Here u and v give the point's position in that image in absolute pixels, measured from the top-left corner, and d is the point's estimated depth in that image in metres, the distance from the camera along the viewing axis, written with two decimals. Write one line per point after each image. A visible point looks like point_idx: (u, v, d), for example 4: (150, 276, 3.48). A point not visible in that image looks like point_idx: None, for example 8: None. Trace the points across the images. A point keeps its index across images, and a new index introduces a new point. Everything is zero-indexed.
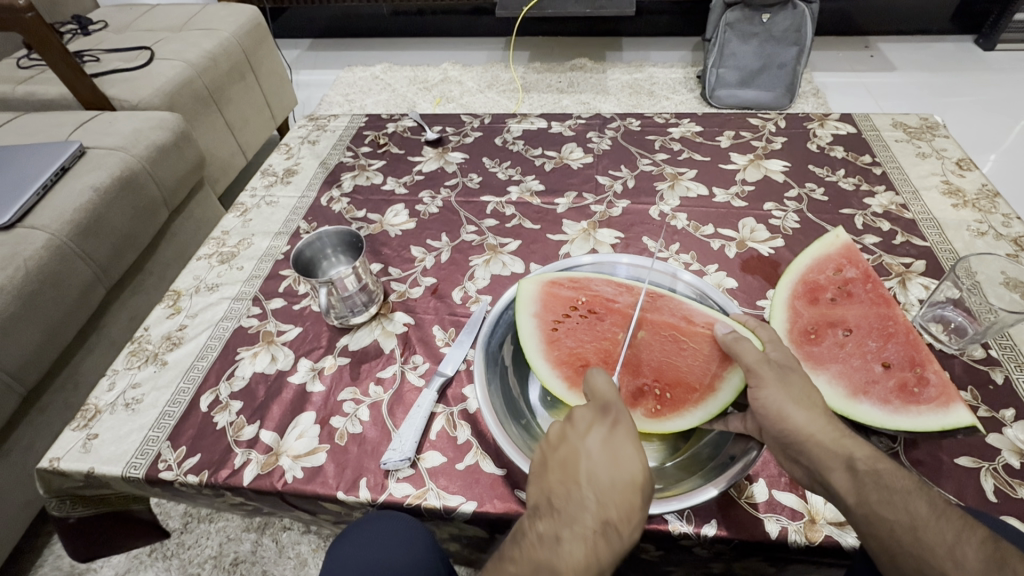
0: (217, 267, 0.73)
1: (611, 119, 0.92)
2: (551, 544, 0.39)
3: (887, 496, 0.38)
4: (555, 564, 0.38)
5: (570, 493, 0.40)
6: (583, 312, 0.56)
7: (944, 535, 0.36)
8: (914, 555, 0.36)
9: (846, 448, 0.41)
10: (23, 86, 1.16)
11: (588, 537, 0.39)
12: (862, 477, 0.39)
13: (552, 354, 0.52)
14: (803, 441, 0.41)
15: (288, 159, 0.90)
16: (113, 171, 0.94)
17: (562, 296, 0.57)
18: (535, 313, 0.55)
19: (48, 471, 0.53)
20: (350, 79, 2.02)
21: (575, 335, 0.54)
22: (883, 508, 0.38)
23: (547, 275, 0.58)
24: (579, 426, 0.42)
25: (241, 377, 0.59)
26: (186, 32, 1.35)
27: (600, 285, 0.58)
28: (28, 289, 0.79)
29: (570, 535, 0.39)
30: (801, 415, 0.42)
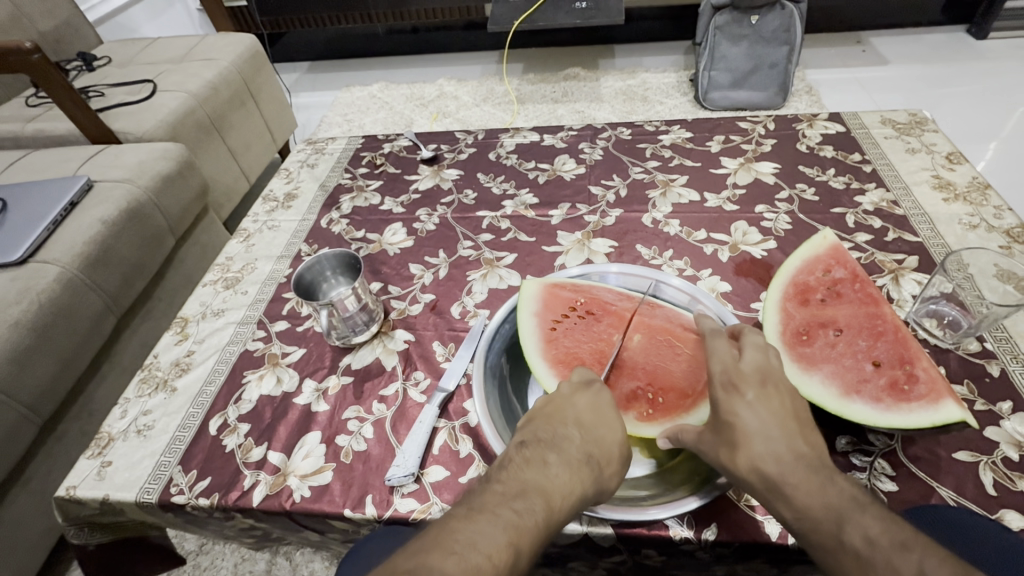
0: (222, 292, 0.74)
1: (603, 129, 0.93)
2: (539, 467, 0.41)
3: (841, 530, 0.37)
4: (543, 483, 0.40)
5: (556, 433, 0.44)
6: (581, 313, 0.57)
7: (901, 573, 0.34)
8: None
9: (794, 482, 0.39)
10: (32, 124, 1.20)
11: (573, 466, 0.41)
12: (813, 504, 0.38)
13: (549, 353, 0.53)
14: (756, 478, 0.40)
15: (289, 184, 0.92)
16: (119, 203, 0.97)
17: (563, 296, 0.58)
18: (535, 313, 0.57)
19: (65, 499, 0.55)
20: (349, 100, 2.05)
21: (572, 336, 0.55)
22: (836, 545, 0.37)
23: (549, 279, 0.60)
24: (565, 389, 0.47)
25: (248, 400, 0.61)
26: (186, 63, 1.39)
27: (600, 290, 0.59)
28: (41, 322, 0.81)
29: (557, 460, 0.42)
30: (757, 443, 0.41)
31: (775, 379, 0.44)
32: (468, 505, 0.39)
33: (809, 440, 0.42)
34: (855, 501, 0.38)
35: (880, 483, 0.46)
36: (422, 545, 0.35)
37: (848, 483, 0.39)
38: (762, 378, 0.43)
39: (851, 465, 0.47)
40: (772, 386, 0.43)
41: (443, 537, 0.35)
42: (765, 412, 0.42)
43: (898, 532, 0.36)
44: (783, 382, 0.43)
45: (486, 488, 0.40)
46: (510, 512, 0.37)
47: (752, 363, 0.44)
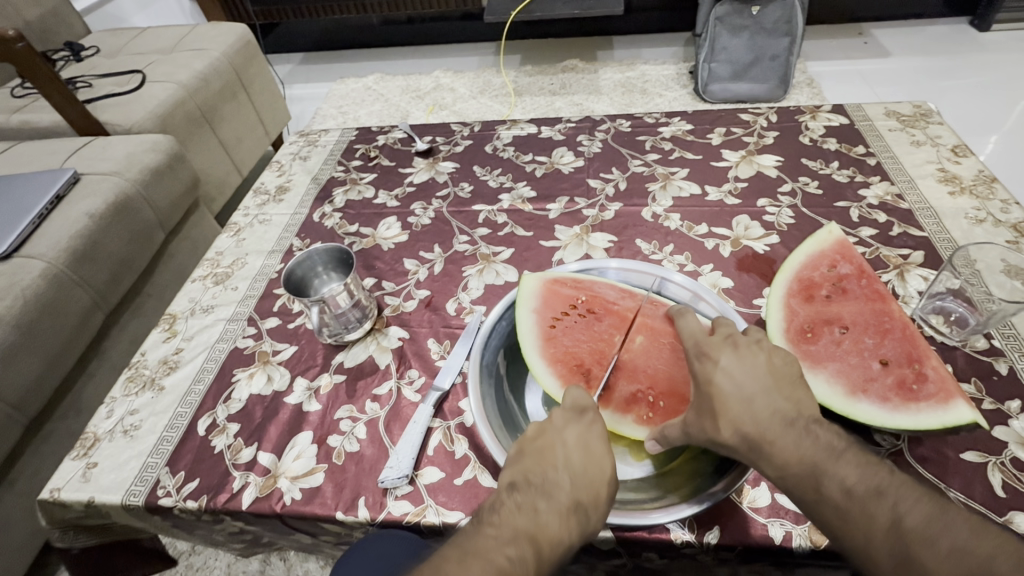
0: (211, 288, 0.73)
1: (602, 121, 0.91)
2: (529, 514, 0.39)
3: (819, 483, 0.37)
4: (531, 532, 0.38)
5: (547, 475, 0.41)
6: (582, 311, 0.56)
7: (877, 517, 0.35)
8: (855, 531, 0.36)
9: (773, 440, 0.39)
10: (17, 115, 1.17)
11: (563, 513, 0.39)
12: (793, 462, 0.38)
13: (548, 352, 0.52)
14: (738, 440, 0.40)
15: (280, 177, 0.90)
16: (107, 197, 0.95)
17: (563, 293, 0.57)
18: (535, 309, 0.55)
19: (49, 502, 0.53)
20: (344, 91, 2.02)
21: (571, 335, 0.54)
22: (815, 497, 0.38)
23: (551, 272, 0.59)
24: (557, 421, 0.43)
25: (238, 399, 0.59)
26: (177, 53, 1.36)
27: (603, 286, 0.58)
28: (27, 318, 0.79)
29: (547, 507, 0.39)
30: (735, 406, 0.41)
31: (747, 341, 0.44)
32: (457, 550, 0.37)
33: (791, 395, 0.41)
34: (832, 451, 0.38)
35: None
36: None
37: (828, 431, 0.40)
38: (733, 341, 0.44)
39: None
40: (744, 349, 0.43)
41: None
42: (742, 376, 0.42)
43: (872, 477, 0.37)
44: (755, 347, 0.44)
45: (478, 530, 0.39)
46: (500, 562, 0.36)
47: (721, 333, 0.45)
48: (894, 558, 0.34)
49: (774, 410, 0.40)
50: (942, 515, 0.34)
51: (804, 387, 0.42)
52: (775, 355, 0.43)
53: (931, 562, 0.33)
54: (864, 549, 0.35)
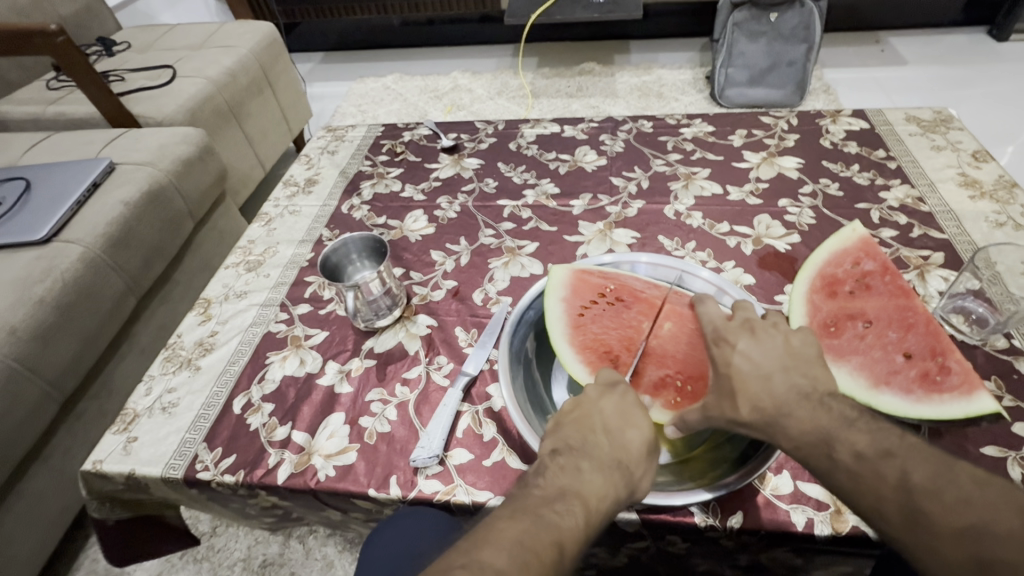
0: (244, 275, 0.75)
1: (624, 121, 0.93)
2: (573, 473, 0.40)
3: (832, 448, 0.38)
4: (578, 487, 0.39)
5: (587, 438, 0.43)
6: (610, 299, 0.58)
7: (886, 477, 0.36)
8: (867, 492, 0.36)
9: (790, 413, 0.40)
10: (53, 106, 1.21)
11: (606, 471, 0.41)
12: (806, 432, 0.39)
13: (577, 339, 0.53)
14: (756, 417, 0.42)
15: (309, 170, 0.93)
16: (141, 186, 0.98)
17: (592, 282, 0.59)
18: (564, 298, 0.57)
19: (91, 473, 0.55)
20: (363, 90, 2.06)
21: (600, 322, 0.56)
22: (828, 464, 0.38)
23: (579, 263, 0.61)
24: (591, 393, 0.46)
25: (272, 380, 0.61)
26: (206, 50, 1.40)
27: (630, 277, 0.59)
28: (64, 300, 0.82)
29: (590, 467, 0.41)
30: (752, 384, 0.42)
31: (763, 326, 0.46)
32: (507, 508, 0.39)
33: (809, 374, 0.43)
34: (845, 419, 0.39)
35: None
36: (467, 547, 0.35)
37: (844, 405, 0.41)
38: (750, 326, 0.46)
39: None
40: (761, 333, 0.45)
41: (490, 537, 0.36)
42: (757, 355, 0.44)
43: (881, 440, 0.38)
44: (768, 329, 0.46)
45: (524, 492, 0.40)
46: (551, 516, 0.37)
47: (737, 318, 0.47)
48: (903, 515, 0.35)
49: (793, 387, 0.42)
50: (949, 471, 0.35)
51: (822, 367, 0.43)
52: (793, 337, 0.45)
53: (938, 515, 0.34)
54: (874, 509, 0.36)
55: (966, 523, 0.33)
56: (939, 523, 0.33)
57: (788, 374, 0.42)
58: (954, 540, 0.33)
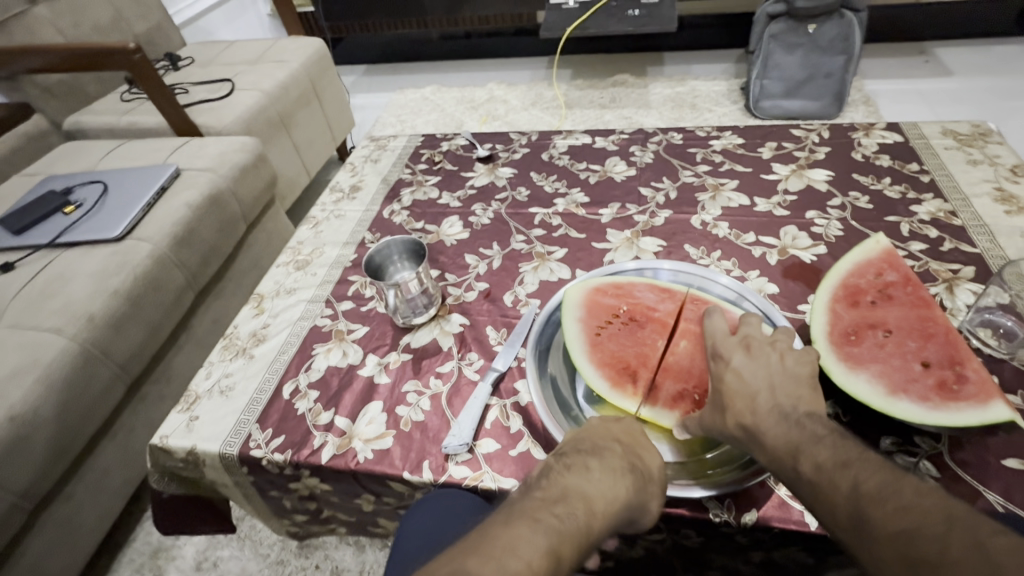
0: (293, 273, 0.81)
1: (654, 133, 0.96)
2: (581, 473, 0.42)
3: (796, 461, 0.40)
4: (585, 487, 0.41)
5: (597, 445, 0.45)
6: (624, 320, 0.59)
7: (838, 485, 0.37)
8: (825, 502, 0.37)
9: (765, 429, 0.42)
10: (126, 116, 1.33)
11: (614, 474, 0.42)
12: (777, 444, 0.41)
13: (595, 357, 0.55)
14: (738, 431, 0.44)
15: (353, 177, 0.99)
16: (202, 190, 1.06)
17: (605, 303, 0.61)
18: (579, 319, 0.59)
19: (159, 447, 0.62)
20: (403, 101, 2.14)
21: (616, 340, 0.58)
22: (794, 475, 0.40)
23: (592, 281, 0.63)
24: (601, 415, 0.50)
25: (317, 369, 0.67)
26: (261, 64, 1.50)
27: (641, 293, 0.61)
28: (134, 292, 0.90)
29: (598, 468, 0.42)
30: (739, 401, 0.44)
31: (760, 343, 0.47)
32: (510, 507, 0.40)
33: (791, 393, 0.44)
34: (813, 435, 0.40)
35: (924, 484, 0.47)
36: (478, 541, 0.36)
37: (818, 424, 0.41)
38: (746, 343, 0.48)
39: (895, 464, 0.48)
40: (757, 350, 0.47)
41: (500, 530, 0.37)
42: (749, 373, 0.45)
43: (843, 452, 0.39)
44: (765, 349, 0.47)
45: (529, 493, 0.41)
46: (552, 517, 0.38)
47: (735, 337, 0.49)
48: (850, 520, 0.36)
49: (773, 404, 0.43)
50: (896, 481, 0.36)
51: (808, 387, 0.45)
52: (787, 355, 0.47)
53: (878, 520, 0.34)
54: (830, 514, 0.37)
55: (900, 527, 0.33)
56: (878, 528, 0.34)
57: (772, 391, 0.44)
58: (887, 543, 0.33)
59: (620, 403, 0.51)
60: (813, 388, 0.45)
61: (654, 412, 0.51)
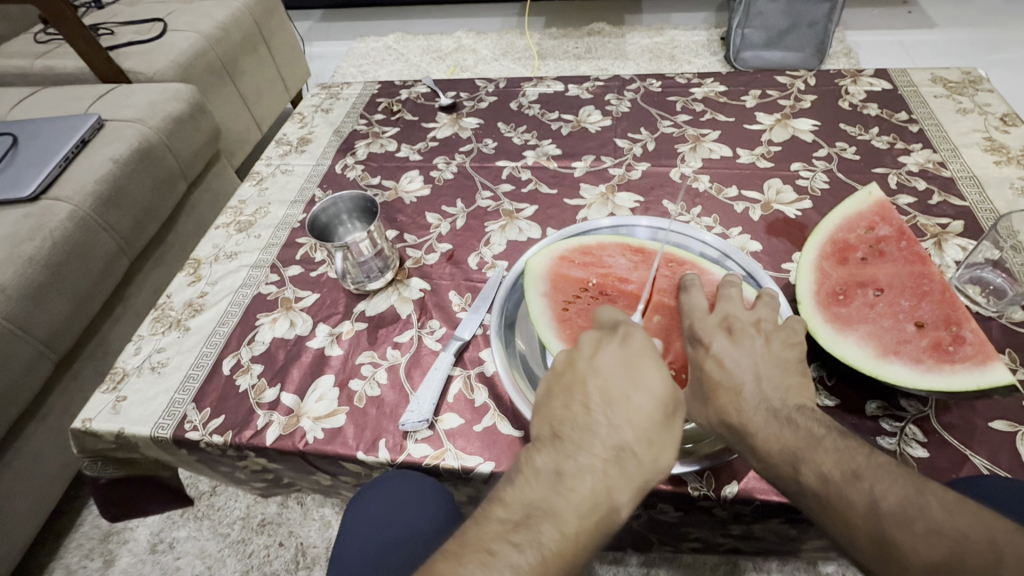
0: (235, 235, 0.73)
1: (631, 80, 0.89)
2: (555, 482, 0.37)
3: (797, 471, 0.36)
4: (552, 504, 0.37)
5: (577, 427, 0.39)
6: (594, 293, 0.53)
7: (853, 503, 0.33)
8: (836, 519, 0.34)
9: (754, 430, 0.38)
10: (42, 60, 1.17)
11: (597, 467, 0.37)
12: (772, 452, 0.37)
13: (564, 332, 0.49)
14: (725, 430, 0.40)
15: (302, 128, 0.89)
16: (130, 143, 0.95)
17: (573, 276, 0.54)
18: (544, 292, 0.53)
19: (82, 431, 0.55)
20: (364, 50, 1.98)
21: (586, 315, 0.52)
22: (795, 486, 0.36)
23: (557, 250, 0.57)
24: (587, 349, 0.42)
25: (261, 342, 0.60)
26: (198, 2, 1.34)
27: (612, 262, 0.55)
28: (55, 260, 0.81)
29: (576, 468, 0.37)
30: (722, 396, 0.40)
31: (742, 325, 0.43)
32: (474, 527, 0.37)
33: (779, 384, 0.40)
34: (810, 436, 0.36)
35: (909, 448, 0.44)
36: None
37: (810, 420, 0.37)
38: (728, 325, 0.43)
39: (880, 429, 0.46)
40: (739, 334, 0.42)
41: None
42: (732, 362, 0.41)
43: (848, 460, 0.35)
44: (747, 333, 0.42)
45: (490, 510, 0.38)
46: (510, 550, 0.35)
47: (716, 317, 0.44)
48: (872, 542, 0.32)
49: (762, 400, 0.39)
50: (916, 494, 0.32)
51: (796, 373, 0.41)
52: (773, 338, 0.42)
53: (908, 547, 0.31)
54: (844, 533, 0.34)
55: (938, 557, 0.30)
56: (912, 558, 0.31)
57: (761, 380, 0.40)
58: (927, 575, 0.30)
59: None
60: (802, 373, 0.41)
61: None
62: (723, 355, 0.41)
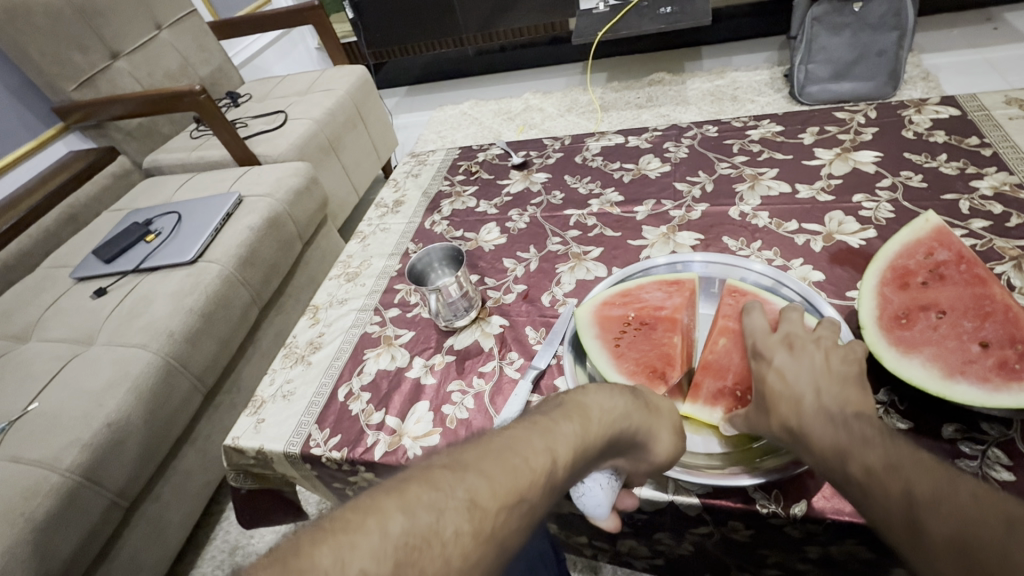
0: (344, 284, 0.87)
1: (688, 128, 0.95)
2: (581, 392, 0.40)
3: (845, 465, 0.38)
4: (584, 401, 0.38)
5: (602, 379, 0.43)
6: (636, 326, 0.59)
7: (890, 489, 0.34)
8: (877, 508, 0.35)
9: (810, 432, 0.41)
10: (196, 152, 1.46)
11: (616, 396, 0.41)
12: (825, 449, 0.39)
13: (624, 367, 0.55)
14: (785, 434, 0.43)
15: (396, 192, 1.04)
16: (262, 214, 1.15)
17: (614, 315, 0.61)
18: (596, 335, 0.58)
19: (231, 447, 0.68)
20: (442, 117, 2.22)
21: (637, 347, 0.57)
22: (843, 477, 0.38)
23: (599, 297, 0.63)
24: None
25: (369, 372, 0.71)
26: (310, 94, 1.61)
27: (650, 295, 0.61)
28: (206, 309, 0.99)
29: (600, 390, 0.41)
30: (782, 404, 0.43)
31: (802, 341, 0.46)
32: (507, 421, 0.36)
33: (840, 394, 0.42)
34: (862, 437, 0.38)
35: (994, 472, 0.44)
36: (471, 450, 0.32)
37: (866, 424, 0.39)
38: (789, 342, 0.47)
39: (959, 452, 0.45)
40: (799, 349, 0.46)
41: (489, 445, 0.32)
42: (793, 373, 0.44)
43: (893, 455, 0.36)
44: (810, 347, 0.46)
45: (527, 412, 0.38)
46: (552, 419, 0.35)
47: (779, 335, 0.48)
48: (904, 527, 0.33)
49: (820, 410, 0.41)
50: (952, 485, 0.33)
51: (855, 387, 0.43)
52: (832, 355, 0.45)
53: (930, 526, 0.31)
54: (885, 522, 0.34)
55: (954, 533, 0.30)
56: (931, 535, 0.31)
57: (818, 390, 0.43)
58: (943, 551, 0.30)
59: None
60: (863, 389, 0.44)
61: (696, 410, 0.51)
62: (784, 370, 0.45)
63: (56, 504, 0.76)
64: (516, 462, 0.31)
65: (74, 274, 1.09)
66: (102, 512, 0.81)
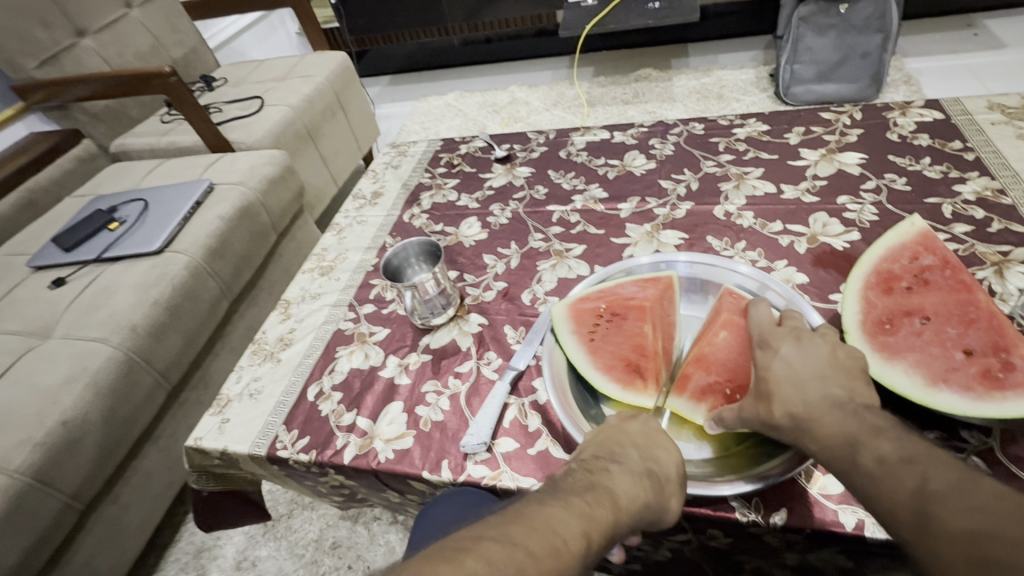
0: (318, 278, 0.83)
1: (674, 124, 0.94)
2: (604, 473, 0.40)
3: (856, 455, 0.37)
4: (610, 485, 0.39)
5: (615, 449, 0.43)
6: (610, 318, 0.58)
7: (903, 481, 0.34)
8: (884, 499, 0.34)
9: (817, 418, 0.40)
10: (166, 138, 1.40)
11: (637, 475, 0.41)
12: (834, 439, 0.38)
13: (599, 363, 0.54)
14: (787, 420, 0.41)
15: (375, 183, 1.01)
16: (234, 203, 1.11)
17: (587, 307, 0.59)
18: (571, 331, 0.57)
19: (193, 448, 0.64)
20: (426, 108, 2.18)
21: (611, 340, 0.56)
22: (851, 469, 0.37)
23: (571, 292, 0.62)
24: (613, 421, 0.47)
25: (340, 372, 0.68)
26: (289, 80, 1.56)
27: (624, 288, 0.60)
28: (172, 301, 0.95)
29: (622, 470, 0.41)
30: (787, 390, 0.42)
31: (810, 334, 0.45)
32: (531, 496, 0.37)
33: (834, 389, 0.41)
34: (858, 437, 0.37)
35: None
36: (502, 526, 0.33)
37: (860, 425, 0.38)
38: (796, 333, 0.45)
39: None
40: (807, 340, 0.44)
41: (520, 524, 0.33)
42: (800, 362, 0.43)
43: (908, 448, 0.35)
44: (817, 338, 0.45)
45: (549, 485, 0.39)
46: (581, 503, 0.36)
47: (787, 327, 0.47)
48: (913, 518, 0.33)
49: (826, 399, 0.40)
50: (967, 481, 0.32)
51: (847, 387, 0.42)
52: (838, 348, 0.44)
53: (945, 518, 0.31)
54: (888, 512, 0.34)
55: (970, 527, 0.30)
56: (944, 527, 0.31)
57: (824, 377, 0.42)
58: (955, 543, 0.30)
59: (638, 402, 0.50)
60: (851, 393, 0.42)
61: (683, 407, 0.49)
62: (791, 358, 0.44)
63: (5, 507, 0.71)
64: (537, 547, 0.32)
65: (32, 263, 1.03)
66: (54, 516, 0.77)
